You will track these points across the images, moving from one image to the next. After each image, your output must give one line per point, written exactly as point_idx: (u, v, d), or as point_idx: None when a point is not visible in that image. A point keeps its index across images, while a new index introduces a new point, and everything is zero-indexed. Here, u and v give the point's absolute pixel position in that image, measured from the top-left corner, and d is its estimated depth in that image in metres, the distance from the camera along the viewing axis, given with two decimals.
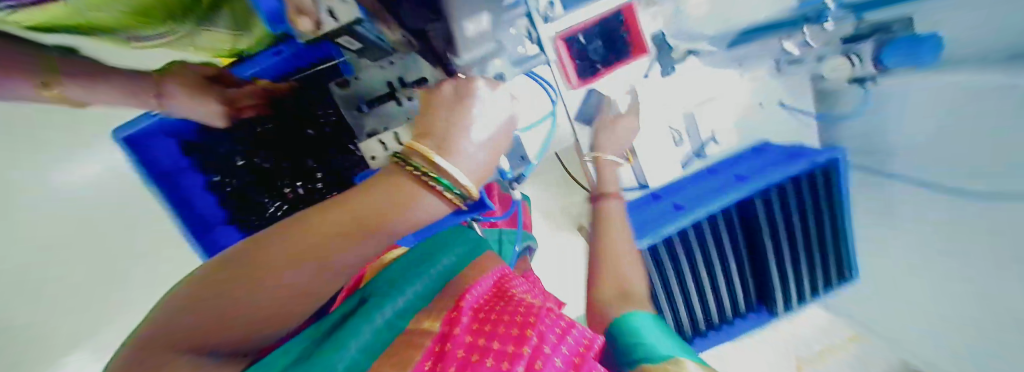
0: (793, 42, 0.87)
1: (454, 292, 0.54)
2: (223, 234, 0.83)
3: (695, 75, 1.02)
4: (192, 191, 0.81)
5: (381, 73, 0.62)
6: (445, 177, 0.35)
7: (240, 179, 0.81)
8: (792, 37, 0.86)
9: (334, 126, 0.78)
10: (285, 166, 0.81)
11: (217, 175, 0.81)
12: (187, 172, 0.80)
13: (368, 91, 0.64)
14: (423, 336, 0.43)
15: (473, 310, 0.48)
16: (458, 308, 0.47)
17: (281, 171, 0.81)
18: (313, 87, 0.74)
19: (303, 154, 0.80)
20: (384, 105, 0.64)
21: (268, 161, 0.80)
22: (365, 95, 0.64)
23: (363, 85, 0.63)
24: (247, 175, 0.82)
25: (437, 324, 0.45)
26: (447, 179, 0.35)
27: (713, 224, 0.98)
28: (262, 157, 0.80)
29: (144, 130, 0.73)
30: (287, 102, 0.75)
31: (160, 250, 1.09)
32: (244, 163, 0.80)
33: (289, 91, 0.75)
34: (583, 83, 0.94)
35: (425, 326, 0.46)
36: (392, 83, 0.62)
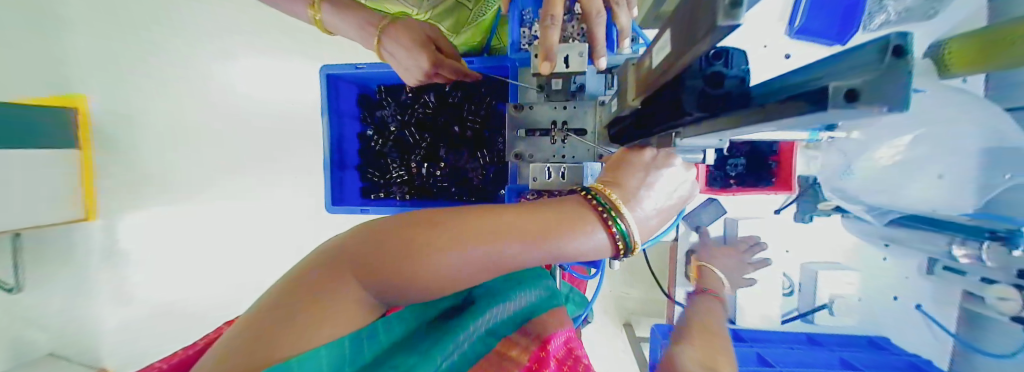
0: (967, 251, 0.75)
1: (533, 334, 0.54)
2: (350, 176, 0.96)
3: (829, 232, 0.96)
4: (347, 133, 0.95)
5: (552, 112, 0.54)
6: (625, 222, 0.36)
7: (384, 139, 0.93)
8: (966, 243, 0.75)
9: (477, 133, 0.88)
10: (422, 145, 0.91)
11: (369, 129, 0.95)
12: (352, 118, 0.96)
13: (533, 122, 0.55)
14: (512, 362, 0.48)
15: (557, 359, 0.51)
16: (546, 350, 0.50)
17: (416, 148, 0.92)
18: (477, 93, 0.86)
19: (440, 143, 0.90)
20: (539, 138, 0.55)
21: (412, 136, 0.91)
22: (529, 122, 0.55)
23: (533, 115, 0.55)
24: (389, 140, 0.93)
25: (525, 356, 0.49)
26: (624, 224, 0.36)
27: None
28: (409, 131, 0.91)
29: (344, 75, 0.88)
30: (453, 99, 0.88)
31: (307, 165, 1.39)
32: (395, 129, 0.92)
33: (458, 92, 0.88)
34: (708, 190, 0.94)
35: (512, 354, 0.49)
36: (557, 122, 0.54)
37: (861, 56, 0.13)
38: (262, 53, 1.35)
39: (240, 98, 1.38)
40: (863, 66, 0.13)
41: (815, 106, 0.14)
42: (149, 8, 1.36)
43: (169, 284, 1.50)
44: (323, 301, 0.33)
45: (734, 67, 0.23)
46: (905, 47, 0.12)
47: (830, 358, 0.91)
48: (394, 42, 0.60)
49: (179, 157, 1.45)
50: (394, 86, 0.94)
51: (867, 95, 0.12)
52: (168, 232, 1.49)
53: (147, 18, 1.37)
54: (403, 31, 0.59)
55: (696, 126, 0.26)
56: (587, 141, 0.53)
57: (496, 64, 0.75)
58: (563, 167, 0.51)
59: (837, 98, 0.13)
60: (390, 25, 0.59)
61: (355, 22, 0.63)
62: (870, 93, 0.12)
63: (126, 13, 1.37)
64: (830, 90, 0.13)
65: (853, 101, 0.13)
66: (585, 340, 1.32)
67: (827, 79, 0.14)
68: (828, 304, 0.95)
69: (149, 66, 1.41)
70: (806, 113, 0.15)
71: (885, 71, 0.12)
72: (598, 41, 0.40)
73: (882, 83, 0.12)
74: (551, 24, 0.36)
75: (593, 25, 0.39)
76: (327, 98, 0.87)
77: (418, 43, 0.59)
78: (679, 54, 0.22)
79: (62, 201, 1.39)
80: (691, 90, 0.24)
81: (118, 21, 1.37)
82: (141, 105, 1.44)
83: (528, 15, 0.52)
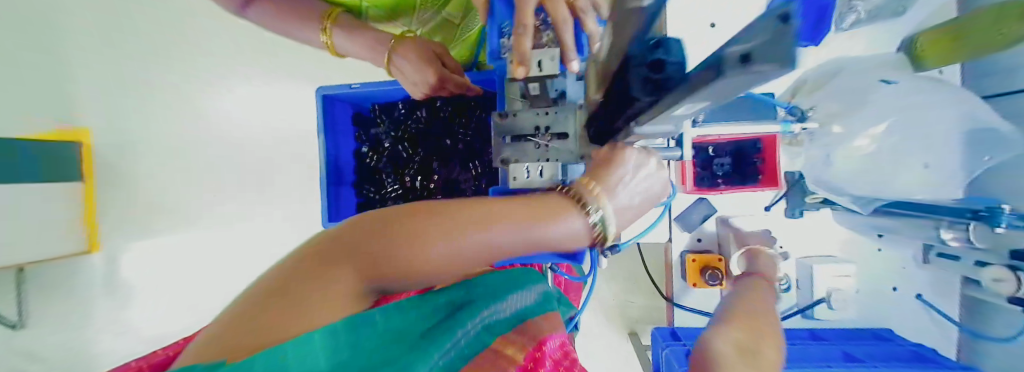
0: (954, 234, 0.74)
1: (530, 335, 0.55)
2: (347, 192, 0.98)
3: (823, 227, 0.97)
4: (343, 152, 0.98)
5: (534, 118, 0.56)
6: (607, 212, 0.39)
7: (379, 155, 0.96)
8: (953, 227, 0.73)
9: (468, 145, 0.90)
10: (415, 159, 0.94)
11: (365, 146, 0.98)
12: (348, 136, 0.99)
13: (517, 128, 0.57)
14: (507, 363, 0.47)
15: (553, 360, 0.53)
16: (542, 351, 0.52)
17: (410, 162, 0.94)
18: (466, 107, 0.89)
19: (433, 156, 0.93)
20: (523, 143, 0.57)
21: (405, 151, 0.94)
22: (514, 129, 0.57)
23: (517, 121, 0.57)
24: (383, 155, 0.96)
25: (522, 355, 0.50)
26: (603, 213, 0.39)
27: None
28: (403, 146, 0.94)
29: (339, 96, 0.91)
30: (443, 114, 0.91)
31: (307, 186, 1.42)
32: (388, 145, 0.95)
33: (449, 106, 0.90)
34: (696, 190, 0.96)
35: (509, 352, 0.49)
36: (539, 128, 0.56)
37: (757, 24, 0.15)
38: (263, 81, 1.41)
39: (242, 124, 1.44)
40: (758, 31, 0.14)
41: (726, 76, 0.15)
42: (156, 45, 1.44)
43: (170, 311, 1.51)
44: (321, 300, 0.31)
45: (675, 52, 0.25)
46: (783, 12, 0.13)
47: (832, 352, 0.89)
48: (406, 60, 0.63)
49: (182, 185, 1.49)
50: (387, 104, 0.98)
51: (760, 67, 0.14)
52: (171, 259, 1.51)
53: (154, 54, 1.45)
54: (414, 51, 0.63)
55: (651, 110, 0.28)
56: (569, 145, 0.55)
57: (483, 78, 0.78)
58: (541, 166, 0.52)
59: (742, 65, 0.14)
60: (401, 45, 0.63)
61: (361, 42, 0.66)
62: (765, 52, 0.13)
63: (135, 51, 1.45)
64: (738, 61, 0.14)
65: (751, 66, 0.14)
66: (588, 349, 1.30)
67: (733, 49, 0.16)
68: (825, 298, 0.94)
69: (154, 99, 1.47)
70: (717, 81, 0.17)
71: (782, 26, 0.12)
72: (569, 47, 0.42)
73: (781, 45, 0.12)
74: (523, 32, 0.39)
75: (562, 31, 0.41)
76: (323, 118, 0.90)
77: (424, 60, 0.62)
78: None
79: (67, 232, 1.42)
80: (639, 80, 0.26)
81: (127, 59, 1.45)
82: (146, 136, 1.49)
83: (507, 28, 0.52)
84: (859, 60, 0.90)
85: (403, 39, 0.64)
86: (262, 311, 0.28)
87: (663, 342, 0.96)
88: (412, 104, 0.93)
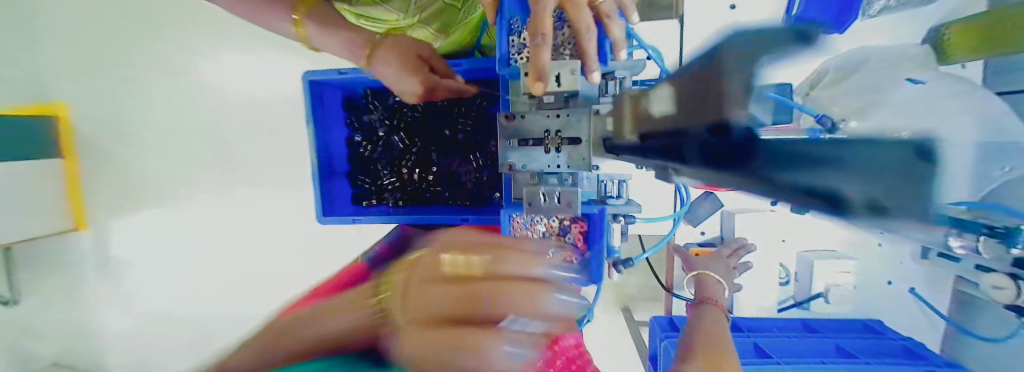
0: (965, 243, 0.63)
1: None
2: (340, 184, 0.93)
3: None
4: (334, 140, 0.92)
5: (544, 120, 0.50)
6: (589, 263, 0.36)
7: (373, 145, 0.90)
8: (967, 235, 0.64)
9: (469, 136, 0.86)
10: (412, 151, 0.89)
11: (357, 135, 0.92)
12: (339, 124, 0.92)
13: (526, 131, 0.52)
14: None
15: None
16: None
17: (407, 154, 0.89)
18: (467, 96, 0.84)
19: (431, 148, 0.88)
20: (532, 148, 0.52)
21: (401, 142, 0.89)
22: (522, 132, 0.52)
23: (525, 124, 0.51)
24: (378, 145, 0.90)
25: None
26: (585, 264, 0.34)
27: None
28: (399, 136, 0.89)
29: (327, 80, 0.84)
30: (442, 103, 0.86)
31: (299, 169, 1.37)
32: (383, 134, 0.90)
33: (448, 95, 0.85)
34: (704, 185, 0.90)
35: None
36: (550, 131, 0.50)
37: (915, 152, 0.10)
38: (248, 55, 1.31)
39: (223, 102, 1.34)
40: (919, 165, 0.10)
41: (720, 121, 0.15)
42: (123, 9, 1.30)
43: (164, 296, 1.47)
44: None
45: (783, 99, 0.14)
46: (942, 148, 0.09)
47: (825, 345, 0.91)
48: (383, 61, 0.57)
49: (164, 164, 1.41)
50: (380, 89, 0.91)
51: (754, 91, 0.13)
52: (158, 241, 1.45)
53: (122, 19, 1.31)
54: (392, 51, 0.57)
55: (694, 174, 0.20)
56: (580, 150, 0.48)
57: (484, 66, 0.70)
58: (558, 191, 0.53)
59: (735, 100, 0.13)
60: (379, 46, 0.57)
61: (335, 34, 0.60)
62: (733, 74, 0.13)
63: (104, 16, 1.32)
64: (723, 97, 0.14)
65: (748, 103, 0.13)
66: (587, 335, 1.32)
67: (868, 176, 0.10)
68: (823, 293, 0.97)
69: (126, 70, 1.35)
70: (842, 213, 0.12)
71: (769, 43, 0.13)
72: None
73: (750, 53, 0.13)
74: None
75: None
76: (311, 105, 0.83)
77: (410, 64, 0.57)
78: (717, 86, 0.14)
79: (47, 211, 1.35)
80: (697, 140, 0.17)
81: (93, 25, 1.32)
82: (120, 111, 1.38)
83: (517, 25, 0.49)
84: (887, 50, 0.81)
85: (388, 36, 0.59)
86: None
87: (661, 334, 0.97)
88: None
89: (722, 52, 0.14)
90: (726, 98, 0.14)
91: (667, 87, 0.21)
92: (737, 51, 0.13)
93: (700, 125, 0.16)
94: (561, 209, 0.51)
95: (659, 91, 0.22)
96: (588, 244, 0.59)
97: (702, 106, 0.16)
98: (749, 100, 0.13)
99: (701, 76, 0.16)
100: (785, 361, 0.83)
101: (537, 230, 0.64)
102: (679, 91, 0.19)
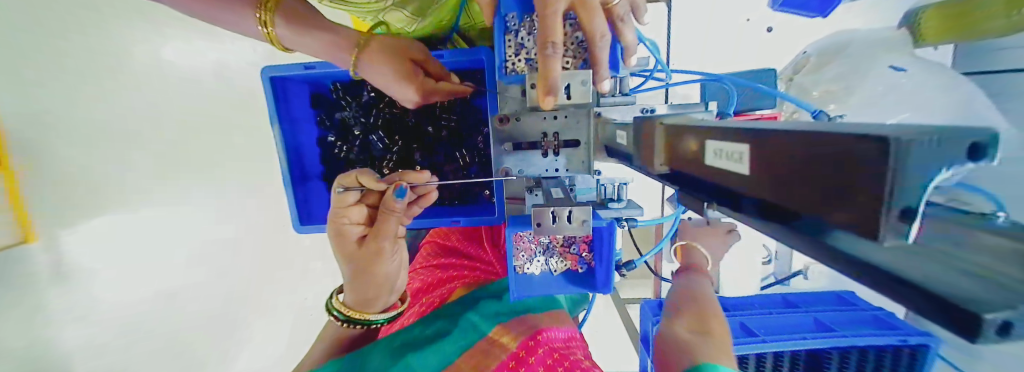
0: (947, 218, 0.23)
1: (528, 327, 0.61)
2: (315, 190, 0.86)
3: None
4: (303, 141, 0.84)
5: (542, 123, 0.51)
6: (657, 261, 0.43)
7: (349, 145, 0.84)
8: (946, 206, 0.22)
9: (454, 132, 0.82)
10: (392, 150, 0.83)
11: (330, 135, 0.85)
12: (307, 123, 0.84)
13: (522, 135, 0.52)
14: (499, 349, 0.57)
15: (548, 347, 0.56)
16: (535, 339, 0.57)
17: (387, 154, 0.83)
18: None
19: (413, 146, 0.83)
20: (528, 151, 0.53)
21: (380, 142, 0.82)
22: (518, 135, 0.52)
23: (521, 127, 0.52)
24: (355, 145, 0.84)
25: (514, 344, 0.58)
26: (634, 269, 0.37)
27: (793, 361, 0.85)
28: (377, 136, 0.82)
29: (292, 76, 0.75)
30: None
31: None
32: (359, 133, 0.83)
33: None
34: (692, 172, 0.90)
35: (503, 341, 0.59)
36: (548, 133, 0.51)
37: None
38: None
39: None
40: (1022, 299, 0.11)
41: (863, 232, 0.11)
42: None
43: None
44: (354, 281, 0.63)
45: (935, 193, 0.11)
46: (1007, 324, 0.10)
47: (803, 319, 0.91)
48: (374, 69, 0.53)
49: None
50: (352, 83, 0.83)
51: (922, 204, 0.10)
52: None
53: None
54: (384, 58, 0.53)
55: (742, 217, 0.21)
56: (580, 152, 0.51)
57: (471, 57, 0.64)
58: (570, 208, 0.39)
59: (888, 217, 0.10)
60: (370, 53, 0.53)
61: (310, 31, 0.53)
62: (894, 187, 0.10)
63: None
64: (866, 200, 0.11)
65: (911, 221, 0.10)
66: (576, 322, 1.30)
67: (970, 301, 0.11)
68: (802, 271, 1.01)
69: None
70: (921, 303, 0.13)
71: (939, 151, 0.09)
72: (603, 63, 0.36)
73: (923, 162, 0.09)
74: (550, 54, 0.32)
75: (594, 48, 0.35)
76: (275, 104, 0.74)
77: (399, 70, 0.52)
78: (841, 165, 0.12)
79: None
80: (769, 197, 0.16)
81: None
82: None
83: (512, 21, 0.43)
84: (865, 34, 0.83)
85: (376, 38, 0.54)
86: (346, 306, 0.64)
87: (652, 318, 0.95)
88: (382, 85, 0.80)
89: (860, 148, 0.11)
90: (875, 208, 0.10)
91: (742, 145, 0.17)
92: (895, 157, 0.10)
93: (824, 219, 0.13)
94: (573, 229, 0.40)
95: (730, 143, 0.18)
96: (594, 251, 0.51)
97: (830, 196, 0.12)
98: (914, 215, 0.10)
99: (824, 157, 0.12)
100: (771, 339, 0.82)
101: (537, 246, 0.52)
102: (780, 155, 0.15)
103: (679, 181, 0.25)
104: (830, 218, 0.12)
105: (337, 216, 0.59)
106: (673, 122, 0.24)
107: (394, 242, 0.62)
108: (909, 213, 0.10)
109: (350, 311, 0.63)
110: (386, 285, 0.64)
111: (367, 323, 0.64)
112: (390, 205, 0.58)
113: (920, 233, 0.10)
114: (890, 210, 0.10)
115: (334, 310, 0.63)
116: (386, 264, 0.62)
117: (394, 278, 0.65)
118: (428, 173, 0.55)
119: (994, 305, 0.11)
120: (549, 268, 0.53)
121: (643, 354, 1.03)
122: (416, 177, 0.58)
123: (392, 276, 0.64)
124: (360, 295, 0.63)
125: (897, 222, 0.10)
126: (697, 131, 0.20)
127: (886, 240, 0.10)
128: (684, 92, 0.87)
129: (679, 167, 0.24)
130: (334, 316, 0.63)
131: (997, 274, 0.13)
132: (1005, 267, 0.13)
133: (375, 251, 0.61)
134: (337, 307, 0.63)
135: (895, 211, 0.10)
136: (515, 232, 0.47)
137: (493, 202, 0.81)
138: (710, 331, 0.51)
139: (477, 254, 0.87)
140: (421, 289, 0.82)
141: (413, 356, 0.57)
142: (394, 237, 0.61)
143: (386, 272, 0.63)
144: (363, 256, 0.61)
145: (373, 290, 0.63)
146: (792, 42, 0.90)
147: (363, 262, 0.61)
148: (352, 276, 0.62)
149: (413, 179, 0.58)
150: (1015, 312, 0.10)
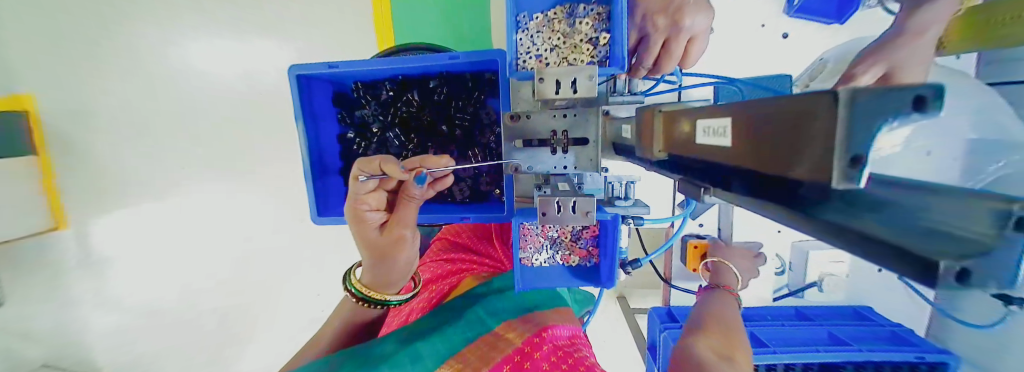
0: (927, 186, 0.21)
1: (534, 323, 0.62)
2: (333, 182, 0.88)
3: None
4: (325, 137, 0.87)
5: (551, 121, 0.52)
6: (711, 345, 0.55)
7: (367, 141, 0.87)
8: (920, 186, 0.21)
9: (467, 132, 0.84)
10: (409, 148, 0.86)
11: (350, 131, 0.88)
12: (329, 119, 0.88)
13: (531, 132, 0.53)
14: (506, 343, 0.58)
15: (552, 345, 0.57)
16: (540, 337, 0.58)
17: (403, 151, 0.86)
18: (464, 88, 0.82)
19: (429, 144, 0.86)
20: (537, 148, 0.53)
21: (397, 139, 0.85)
22: (526, 132, 0.53)
23: (529, 124, 0.52)
24: (372, 141, 0.87)
25: (519, 339, 0.58)
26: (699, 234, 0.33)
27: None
28: (394, 133, 0.85)
29: (316, 74, 0.77)
30: (439, 96, 0.83)
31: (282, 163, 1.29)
32: (377, 130, 0.86)
33: (443, 88, 0.82)
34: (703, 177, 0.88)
35: (509, 336, 0.60)
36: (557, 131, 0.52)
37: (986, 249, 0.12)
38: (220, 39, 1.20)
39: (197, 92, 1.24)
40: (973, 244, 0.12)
41: (823, 180, 0.13)
42: None
43: None
44: (376, 262, 0.64)
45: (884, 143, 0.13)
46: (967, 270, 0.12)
47: (817, 332, 0.89)
48: None
49: None
50: (372, 81, 0.86)
51: (871, 151, 0.12)
52: None
53: None
54: None
55: (731, 193, 0.22)
56: (588, 150, 0.52)
57: (485, 59, 0.66)
58: (574, 199, 0.41)
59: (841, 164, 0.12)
60: None
61: None
62: (846, 134, 0.12)
63: None
64: (834, 149, 0.13)
65: (861, 168, 0.12)
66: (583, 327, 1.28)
67: (932, 246, 0.13)
68: (817, 282, 0.95)
69: None
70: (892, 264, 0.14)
71: (886, 101, 0.11)
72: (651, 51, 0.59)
73: (870, 114, 0.11)
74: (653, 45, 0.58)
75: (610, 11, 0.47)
76: (300, 101, 0.77)
77: None
78: (812, 125, 0.14)
79: None
80: (752, 166, 0.18)
81: None
82: None
83: (523, 20, 0.50)
84: None
85: None
86: (366, 283, 0.66)
87: (660, 324, 0.93)
88: (400, 85, 0.84)
89: (820, 107, 0.13)
90: (833, 153, 0.13)
91: (726, 119, 0.20)
92: (846, 110, 0.12)
93: (792, 175, 0.15)
94: (576, 219, 0.41)
95: (716, 119, 0.20)
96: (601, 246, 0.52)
97: (797, 152, 0.15)
98: (864, 162, 0.12)
99: (790, 118, 0.15)
100: (782, 350, 0.80)
101: (544, 238, 0.54)
102: (760, 131, 0.17)
103: (677, 168, 0.27)
104: (814, 177, 0.14)
105: (358, 202, 0.60)
106: (670, 110, 0.26)
107: (411, 225, 0.63)
108: (858, 161, 0.12)
109: (371, 292, 0.66)
110: (406, 268, 0.67)
111: (384, 303, 0.68)
112: (410, 191, 0.59)
113: (866, 180, 0.12)
114: (843, 157, 0.13)
115: (354, 287, 0.66)
116: (408, 249, 0.64)
117: (413, 262, 0.68)
118: (447, 159, 0.55)
119: (950, 251, 0.12)
120: (557, 260, 0.54)
121: (650, 361, 1.02)
122: (434, 162, 0.57)
123: (412, 261, 0.67)
124: (380, 277, 0.66)
125: (850, 168, 0.12)
126: (692, 114, 0.23)
127: (840, 184, 0.13)
128: (696, 95, 0.86)
129: (679, 154, 0.25)
130: (351, 292, 0.67)
131: (957, 230, 0.13)
132: (950, 218, 0.14)
133: (397, 237, 0.62)
134: (354, 285, 0.66)
135: (848, 157, 0.12)
136: (521, 222, 0.48)
137: (502, 201, 0.82)
138: (733, 357, 0.54)
139: (485, 248, 0.89)
140: (432, 279, 0.84)
141: (422, 346, 0.59)
142: (410, 221, 0.62)
143: (406, 255, 0.65)
144: (385, 242, 0.62)
145: (396, 272, 0.66)
146: (808, 49, 0.89)
147: (386, 248, 0.63)
148: (375, 258, 0.64)
149: (429, 163, 0.57)
150: (970, 260, 0.12)
